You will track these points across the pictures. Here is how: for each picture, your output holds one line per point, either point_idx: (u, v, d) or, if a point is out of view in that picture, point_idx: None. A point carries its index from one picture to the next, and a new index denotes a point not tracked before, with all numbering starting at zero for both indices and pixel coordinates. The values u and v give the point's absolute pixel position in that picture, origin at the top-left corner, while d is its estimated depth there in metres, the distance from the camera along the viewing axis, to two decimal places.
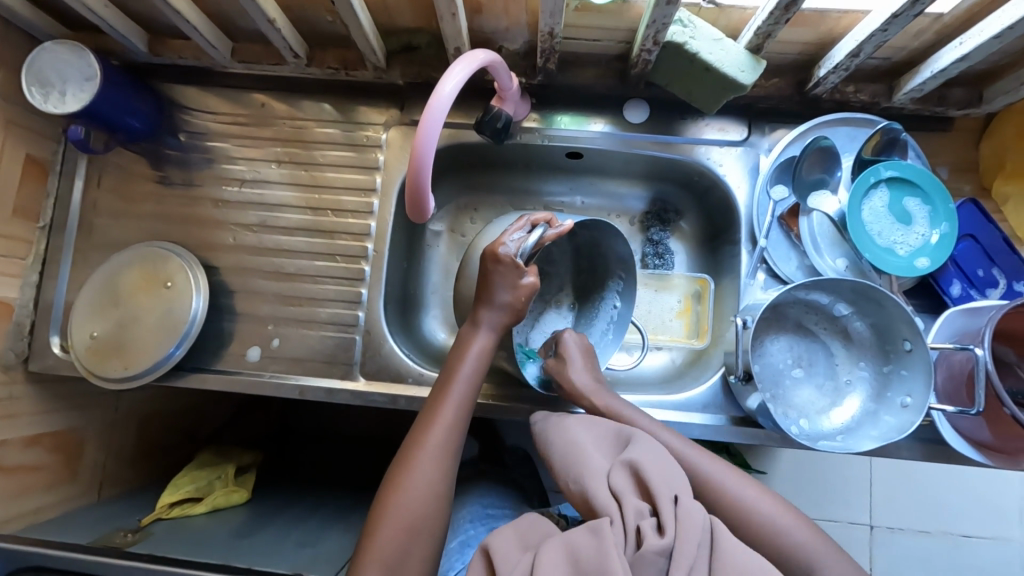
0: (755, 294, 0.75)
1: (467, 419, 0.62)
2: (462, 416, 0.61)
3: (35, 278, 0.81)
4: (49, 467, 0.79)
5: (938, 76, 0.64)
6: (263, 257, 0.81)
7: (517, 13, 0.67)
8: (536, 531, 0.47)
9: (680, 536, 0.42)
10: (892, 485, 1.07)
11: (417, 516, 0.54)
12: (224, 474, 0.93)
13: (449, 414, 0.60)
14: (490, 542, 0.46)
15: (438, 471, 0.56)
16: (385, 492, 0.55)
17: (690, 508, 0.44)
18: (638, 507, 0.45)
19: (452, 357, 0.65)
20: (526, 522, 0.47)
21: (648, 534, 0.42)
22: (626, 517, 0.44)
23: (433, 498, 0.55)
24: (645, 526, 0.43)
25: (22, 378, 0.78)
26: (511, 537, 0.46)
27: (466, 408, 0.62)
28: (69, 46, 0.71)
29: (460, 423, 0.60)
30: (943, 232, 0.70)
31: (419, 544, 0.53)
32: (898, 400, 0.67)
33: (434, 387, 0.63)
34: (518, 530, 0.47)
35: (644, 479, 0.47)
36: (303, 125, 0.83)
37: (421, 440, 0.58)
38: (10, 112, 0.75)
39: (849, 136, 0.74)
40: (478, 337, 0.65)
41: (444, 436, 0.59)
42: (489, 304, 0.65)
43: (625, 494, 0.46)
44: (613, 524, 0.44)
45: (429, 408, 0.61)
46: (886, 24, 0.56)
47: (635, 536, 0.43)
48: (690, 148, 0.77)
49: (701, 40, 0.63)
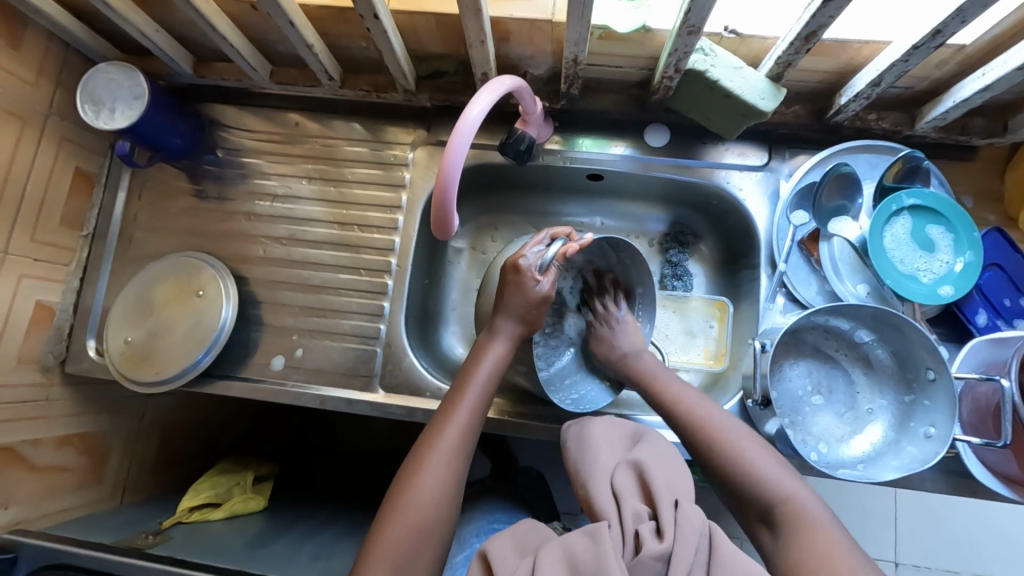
0: (773, 318, 0.75)
1: (479, 426, 0.62)
2: (475, 423, 0.62)
3: (76, 284, 0.85)
4: (78, 469, 0.81)
5: (961, 105, 0.64)
6: (290, 270, 0.84)
7: (543, 41, 0.70)
8: (532, 537, 0.47)
9: (678, 540, 0.43)
10: (917, 522, 1.04)
11: (428, 517, 0.54)
12: (242, 480, 0.95)
13: (462, 418, 0.61)
14: (488, 548, 0.47)
15: (450, 473, 0.57)
16: (396, 489, 0.56)
17: (689, 513, 0.45)
18: (637, 510, 0.46)
19: (466, 364, 0.66)
20: (522, 529, 0.48)
21: (647, 539, 0.43)
22: (624, 520, 0.46)
23: (443, 500, 0.55)
24: (643, 531, 0.44)
25: (59, 381, 0.81)
26: (508, 543, 0.47)
27: (479, 412, 0.62)
28: (121, 69, 0.76)
29: (472, 428, 0.61)
30: (967, 260, 0.69)
31: (428, 546, 0.53)
32: (921, 430, 0.66)
33: (449, 392, 0.64)
34: (515, 536, 0.47)
35: (647, 486, 0.49)
36: (333, 143, 0.86)
37: (434, 441, 0.59)
38: (63, 129, 0.80)
39: (870, 163, 0.74)
40: (497, 348, 0.66)
41: (457, 440, 0.60)
42: (510, 320, 0.66)
43: (625, 497, 0.48)
44: (612, 526, 0.46)
45: (442, 411, 0.62)
46: (906, 55, 0.57)
47: (633, 540, 0.44)
48: (710, 172, 0.78)
49: (721, 68, 0.64)
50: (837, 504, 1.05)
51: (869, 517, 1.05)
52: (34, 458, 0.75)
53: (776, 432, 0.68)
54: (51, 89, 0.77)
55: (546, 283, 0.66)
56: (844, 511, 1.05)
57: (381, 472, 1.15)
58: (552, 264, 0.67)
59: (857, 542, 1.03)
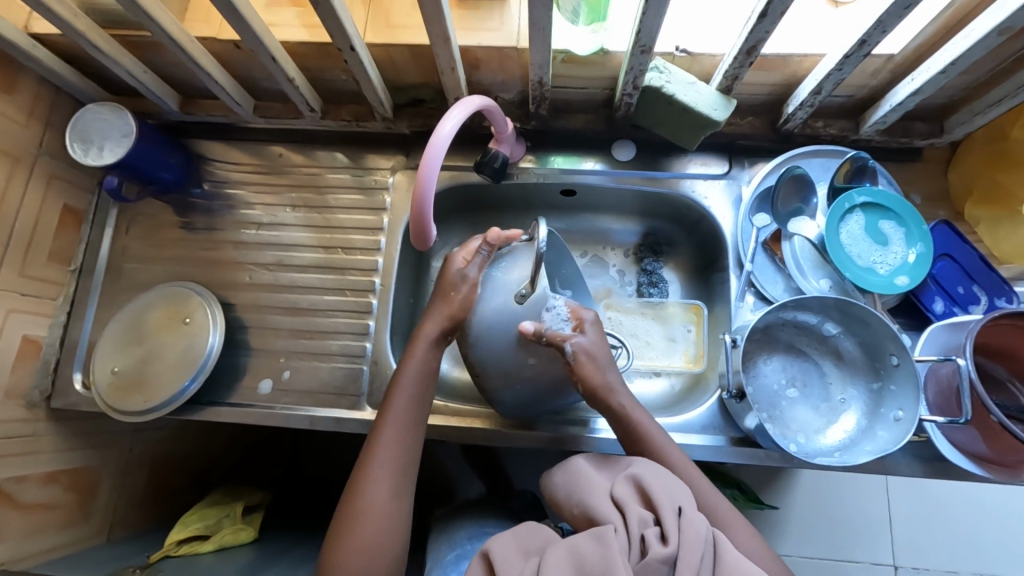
0: (745, 316, 0.78)
1: (414, 432, 0.65)
2: (409, 432, 0.65)
3: (64, 318, 0.85)
4: (63, 506, 0.80)
5: (897, 108, 0.70)
6: (278, 294, 0.86)
7: (511, 67, 0.75)
8: (535, 537, 0.50)
9: (682, 546, 0.45)
10: (911, 522, 1.05)
11: (373, 534, 0.58)
12: (232, 511, 0.94)
13: (398, 425, 0.65)
14: (491, 549, 0.49)
15: (393, 481, 0.61)
16: (344, 505, 0.60)
17: (693, 519, 0.47)
18: (641, 516, 0.49)
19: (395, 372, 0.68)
20: (525, 529, 0.51)
21: (653, 543, 0.45)
22: (630, 525, 0.48)
23: (386, 513, 0.60)
24: (649, 535, 0.46)
25: (46, 416, 0.81)
26: (512, 543, 0.49)
27: (410, 420, 0.65)
28: (110, 109, 0.80)
29: (405, 436, 0.64)
30: (919, 251, 0.73)
31: (378, 560, 0.58)
32: (891, 415, 0.69)
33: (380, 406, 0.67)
34: (518, 537, 0.50)
35: (646, 494, 0.51)
36: (316, 172, 0.90)
37: (374, 451, 0.63)
38: (53, 168, 0.82)
39: (822, 167, 0.79)
40: (428, 351, 0.68)
41: (396, 447, 0.63)
42: (439, 311, 0.69)
43: (628, 504, 0.51)
44: (618, 531, 0.48)
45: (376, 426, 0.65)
46: (840, 64, 0.62)
47: (638, 545, 0.47)
48: (676, 182, 0.83)
49: (676, 83, 0.70)
50: (830, 507, 1.06)
51: (861, 516, 1.06)
52: (19, 495, 0.75)
53: (755, 426, 0.69)
54: (41, 130, 0.80)
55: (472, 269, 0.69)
56: (839, 516, 1.06)
57: None
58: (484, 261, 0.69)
59: (855, 546, 1.05)
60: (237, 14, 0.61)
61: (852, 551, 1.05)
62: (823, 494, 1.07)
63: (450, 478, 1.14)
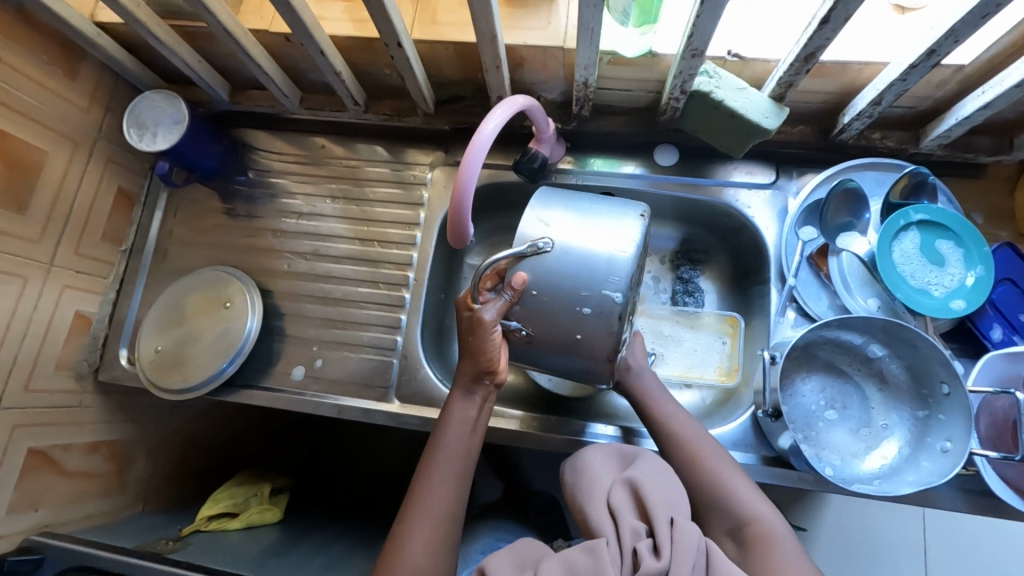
0: (784, 332, 0.76)
1: (465, 474, 0.61)
2: (458, 473, 0.60)
3: (112, 296, 0.89)
4: (104, 474, 0.84)
5: (963, 122, 0.66)
6: (315, 283, 0.87)
7: (555, 67, 0.74)
8: (531, 551, 0.49)
9: (674, 557, 0.44)
10: (946, 555, 1.00)
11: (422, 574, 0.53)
12: (259, 492, 0.97)
13: (444, 477, 0.60)
14: (488, 565, 0.49)
15: (438, 535, 0.56)
16: (380, 563, 0.55)
17: (686, 529, 0.46)
18: (635, 526, 0.48)
19: (436, 424, 0.64)
20: (520, 545, 0.50)
21: (644, 555, 0.44)
22: (623, 537, 0.47)
23: (437, 553, 0.55)
24: (640, 547, 0.45)
25: (92, 388, 0.85)
26: (507, 556, 0.49)
27: (462, 459, 0.62)
28: (164, 96, 0.82)
29: (459, 476, 0.60)
30: (978, 274, 0.69)
31: None
32: (938, 445, 0.65)
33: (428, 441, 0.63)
34: (513, 552, 0.49)
35: (642, 500, 0.50)
36: (356, 165, 0.91)
37: (417, 504, 0.58)
38: (109, 151, 0.86)
39: (877, 180, 0.75)
40: (465, 402, 0.64)
41: (435, 499, 0.58)
42: (471, 366, 0.63)
43: (623, 514, 0.50)
44: (610, 543, 0.47)
45: (426, 459, 0.61)
46: (904, 74, 0.59)
47: (631, 557, 0.46)
48: (718, 190, 0.81)
49: (726, 89, 0.67)
50: (860, 533, 1.02)
51: (890, 547, 1.01)
52: (64, 462, 0.79)
53: (789, 446, 0.66)
54: (101, 115, 0.84)
55: (497, 305, 0.60)
56: (867, 544, 1.02)
57: (396, 490, 1.16)
58: (510, 251, 0.58)
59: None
60: (290, 8, 0.62)
61: None
62: (853, 519, 1.03)
63: None
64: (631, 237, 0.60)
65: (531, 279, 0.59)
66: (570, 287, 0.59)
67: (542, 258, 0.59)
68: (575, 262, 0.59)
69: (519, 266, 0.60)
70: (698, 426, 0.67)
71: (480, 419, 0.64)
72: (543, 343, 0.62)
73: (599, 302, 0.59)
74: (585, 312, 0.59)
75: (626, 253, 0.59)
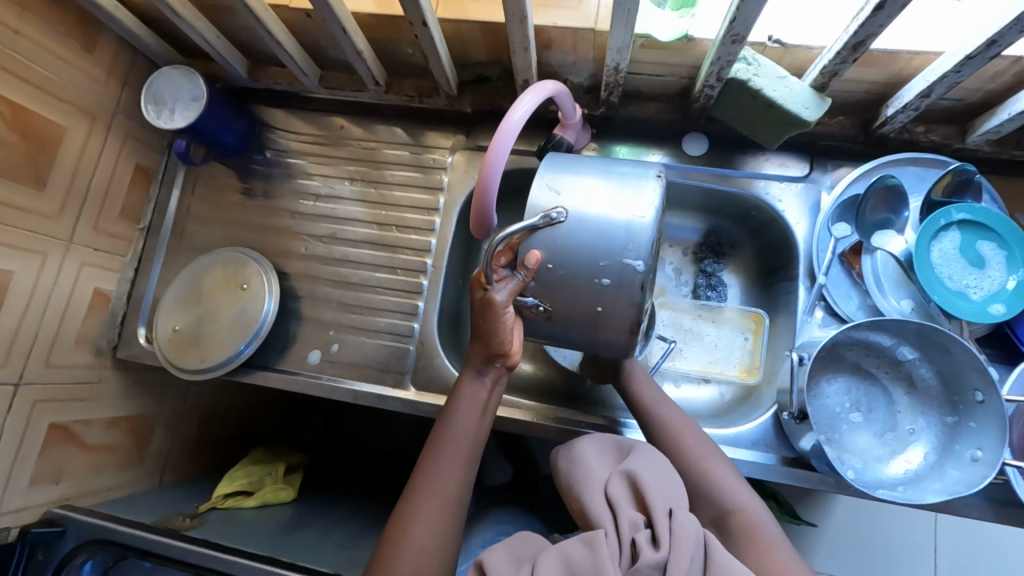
0: (811, 331, 0.74)
1: (473, 455, 0.60)
2: (467, 454, 0.59)
3: (130, 274, 0.89)
4: (123, 450, 0.85)
5: (1017, 118, 0.62)
6: (332, 266, 0.86)
7: (585, 49, 0.71)
8: (528, 546, 0.48)
9: (673, 549, 0.43)
10: (959, 557, 0.99)
11: (428, 556, 0.52)
12: (274, 471, 0.97)
13: (453, 458, 0.58)
14: (485, 558, 0.47)
15: (445, 517, 0.55)
16: (384, 542, 0.53)
17: (684, 521, 0.46)
18: (632, 518, 0.47)
19: (445, 405, 0.63)
20: (516, 539, 0.49)
21: (642, 547, 0.44)
22: (622, 529, 0.47)
23: (444, 535, 0.54)
24: (640, 540, 0.45)
25: (111, 364, 0.85)
26: (505, 553, 0.47)
27: (471, 440, 0.60)
28: (183, 72, 0.81)
29: (467, 455, 0.59)
30: (1020, 278, 0.66)
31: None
32: (967, 454, 0.64)
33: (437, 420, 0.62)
34: (509, 546, 0.48)
35: (641, 492, 0.49)
36: (375, 146, 0.89)
37: (423, 484, 0.57)
38: (127, 127, 0.85)
39: (918, 176, 0.72)
40: (475, 384, 0.63)
41: (442, 479, 0.57)
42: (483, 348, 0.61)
43: (621, 506, 0.49)
44: (609, 535, 0.46)
45: (432, 439, 0.60)
46: (959, 65, 0.56)
47: (630, 549, 0.45)
48: (749, 181, 0.78)
49: (765, 77, 0.64)
50: (873, 532, 1.01)
51: (903, 547, 1.01)
52: (84, 436, 0.79)
53: (812, 448, 0.65)
54: (118, 90, 0.82)
55: (512, 284, 0.57)
56: (880, 543, 1.01)
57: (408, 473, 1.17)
58: (522, 225, 0.55)
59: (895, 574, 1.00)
60: None
61: None
62: (866, 518, 1.02)
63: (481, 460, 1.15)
64: (649, 201, 0.56)
65: (546, 254, 0.57)
66: (588, 258, 0.56)
67: (557, 229, 0.56)
68: (591, 231, 0.56)
69: (532, 239, 0.57)
70: (683, 413, 0.66)
71: (490, 403, 0.63)
72: (562, 318, 0.60)
73: (619, 271, 0.56)
74: (605, 283, 0.56)
75: (645, 218, 0.56)
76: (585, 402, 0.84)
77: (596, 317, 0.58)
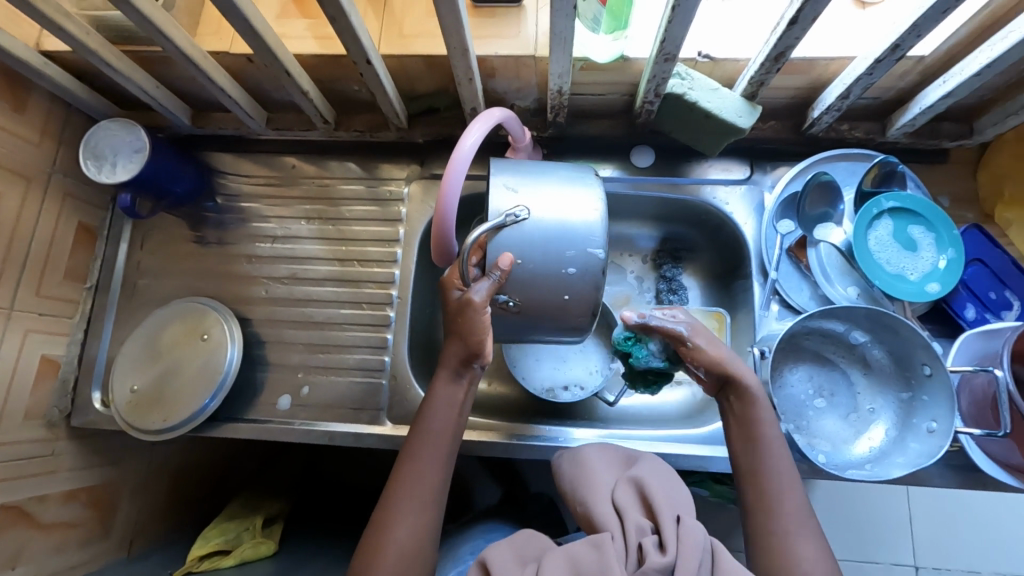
0: (770, 325, 0.77)
1: (448, 458, 0.60)
2: (442, 458, 0.60)
3: (80, 336, 0.85)
4: (85, 523, 0.80)
5: (927, 111, 0.68)
6: (295, 307, 0.85)
7: (528, 75, 0.73)
8: (532, 546, 0.50)
9: (679, 554, 0.44)
10: (933, 522, 1.04)
11: (407, 561, 0.53)
12: (252, 525, 0.94)
13: (427, 462, 0.59)
14: (488, 556, 0.49)
15: (423, 521, 0.56)
16: (365, 547, 0.55)
17: (692, 528, 0.46)
18: (639, 524, 0.48)
19: (419, 409, 0.62)
20: (521, 538, 0.50)
21: (650, 552, 0.44)
22: (628, 533, 0.47)
23: (423, 537, 0.55)
24: (646, 544, 0.45)
25: (65, 435, 0.80)
26: (509, 551, 0.49)
27: (447, 443, 0.60)
28: (122, 125, 0.79)
29: (441, 458, 0.60)
30: (949, 257, 0.72)
31: None
32: (924, 426, 0.67)
33: (413, 422, 0.62)
34: (514, 545, 0.49)
35: (647, 499, 0.50)
36: (330, 183, 0.89)
37: (400, 490, 0.57)
38: (66, 185, 0.82)
39: (849, 171, 0.77)
40: (451, 387, 0.62)
41: (419, 481, 0.58)
42: (460, 347, 0.60)
43: (628, 512, 0.50)
44: (615, 538, 0.47)
45: (410, 444, 0.60)
46: (870, 68, 0.60)
47: (635, 554, 0.46)
48: (696, 188, 0.81)
49: (699, 90, 0.68)
50: (851, 508, 1.05)
51: (881, 520, 1.05)
52: (40, 515, 0.75)
53: (782, 438, 0.68)
54: (54, 148, 0.80)
55: (486, 284, 0.58)
56: (859, 519, 1.05)
57: None
58: (489, 225, 0.56)
59: (876, 547, 1.04)
60: (251, 29, 0.60)
61: (872, 553, 1.03)
62: (843, 496, 1.06)
63: (467, 485, 1.14)
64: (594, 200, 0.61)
65: (515, 253, 0.58)
66: (554, 249, 0.58)
67: (519, 227, 0.58)
68: (552, 225, 0.59)
69: (499, 238, 0.58)
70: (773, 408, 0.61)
71: (466, 402, 0.63)
72: (531, 312, 0.61)
73: (584, 260, 0.59)
74: (571, 272, 0.59)
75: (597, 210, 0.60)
76: (563, 416, 0.85)
77: (563, 305, 0.61)
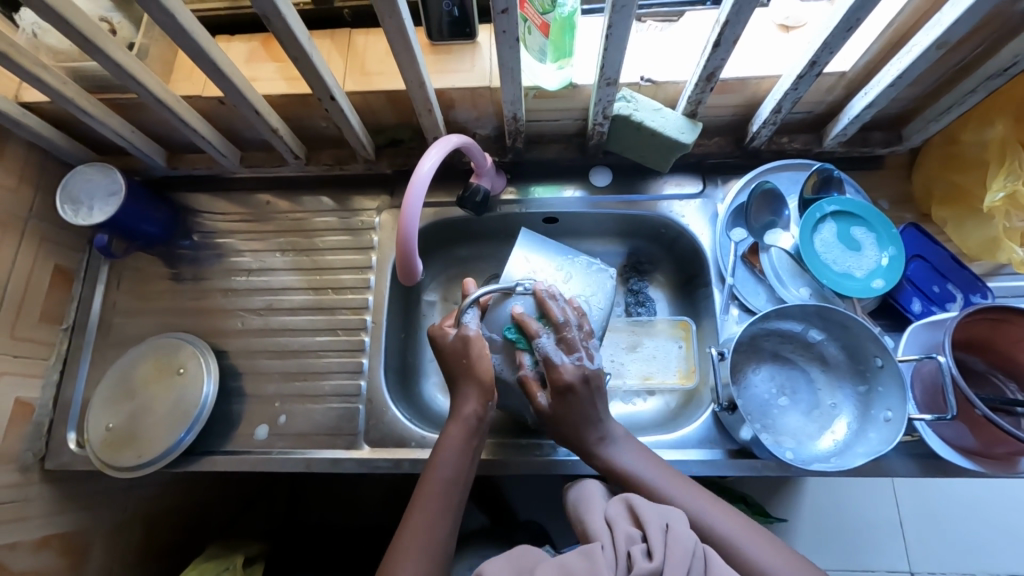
0: (730, 328, 0.80)
1: (457, 505, 0.61)
2: (451, 503, 0.61)
3: (56, 377, 0.85)
4: (54, 571, 0.79)
5: (854, 121, 0.73)
6: (272, 337, 0.86)
7: (485, 105, 0.78)
8: (527, 558, 0.50)
9: (668, 560, 0.44)
10: (920, 523, 1.04)
11: None
12: (232, 564, 0.92)
13: (433, 505, 0.60)
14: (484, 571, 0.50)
15: (427, 564, 0.56)
16: None
17: (680, 534, 0.47)
18: (629, 533, 0.49)
19: (432, 454, 0.64)
20: (517, 551, 0.51)
21: (638, 559, 0.45)
22: (618, 542, 0.48)
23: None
24: (634, 551, 0.46)
25: (38, 478, 0.80)
26: (504, 564, 0.50)
27: (455, 487, 0.62)
28: (98, 169, 0.81)
29: (451, 503, 0.61)
30: (891, 255, 0.75)
31: None
32: (881, 416, 0.70)
33: (426, 467, 0.64)
34: (509, 559, 0.50)
35: (637, 510, 0.51)
36: (304, 217, 0.92)
37: (406, 532, 0.58)
38: (42, 230, 0.84)
39: (791, 180, 0.82)
40: (466, 436, 0.64)
41: (427, 530, 0.58)
42: (471, 387, 0.65)
43: (618, 523, 0.50)
44: (606, 548, 0.48)
45: (420, 486, 0.62)
46: (795, 83, 0.66)
47: (625, 561, 0.46)
48: (653, 204, 0.86)
49: (643, 111, 0.73)
50: (839, 514, 1.06)
51: (869, 525, 1.05)
52: (12, 563, 0.74)
53: (750, 437, 0.69)
54: (31, 194, 0.82)
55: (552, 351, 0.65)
56: (847, 524, 1.05)
57: (379, 539, 1.13)
58: (498, 286, 0.68)
59: (869, 555, 1.04)
60: (220, 73, 0.63)
61: (866, 560, 1.04)
62: (829, 501, 1.07)
63: None
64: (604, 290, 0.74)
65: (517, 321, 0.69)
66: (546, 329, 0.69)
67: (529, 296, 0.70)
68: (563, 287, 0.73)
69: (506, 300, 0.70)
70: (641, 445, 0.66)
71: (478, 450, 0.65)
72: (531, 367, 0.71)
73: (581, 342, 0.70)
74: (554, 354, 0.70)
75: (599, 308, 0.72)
76: None
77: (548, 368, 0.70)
